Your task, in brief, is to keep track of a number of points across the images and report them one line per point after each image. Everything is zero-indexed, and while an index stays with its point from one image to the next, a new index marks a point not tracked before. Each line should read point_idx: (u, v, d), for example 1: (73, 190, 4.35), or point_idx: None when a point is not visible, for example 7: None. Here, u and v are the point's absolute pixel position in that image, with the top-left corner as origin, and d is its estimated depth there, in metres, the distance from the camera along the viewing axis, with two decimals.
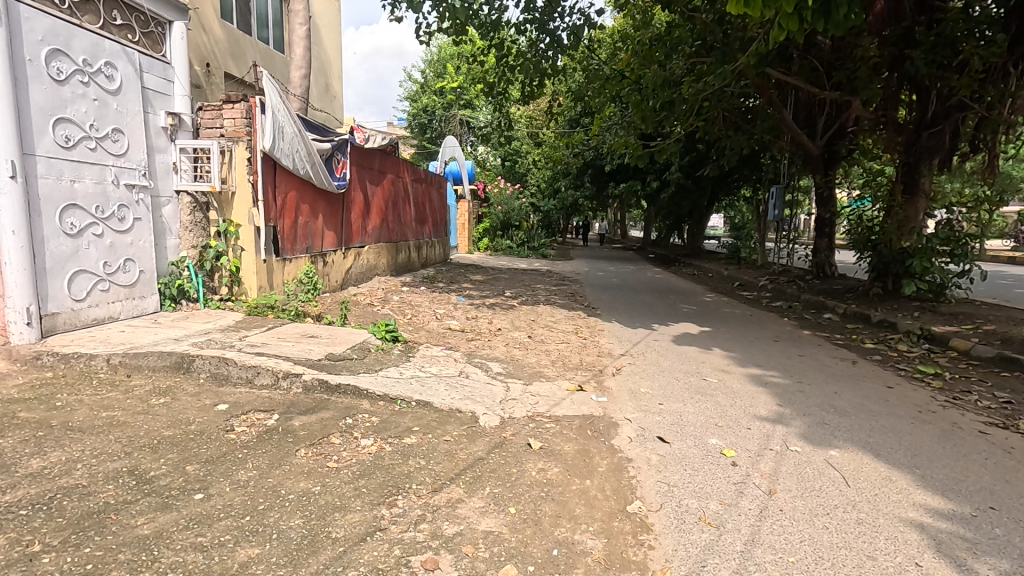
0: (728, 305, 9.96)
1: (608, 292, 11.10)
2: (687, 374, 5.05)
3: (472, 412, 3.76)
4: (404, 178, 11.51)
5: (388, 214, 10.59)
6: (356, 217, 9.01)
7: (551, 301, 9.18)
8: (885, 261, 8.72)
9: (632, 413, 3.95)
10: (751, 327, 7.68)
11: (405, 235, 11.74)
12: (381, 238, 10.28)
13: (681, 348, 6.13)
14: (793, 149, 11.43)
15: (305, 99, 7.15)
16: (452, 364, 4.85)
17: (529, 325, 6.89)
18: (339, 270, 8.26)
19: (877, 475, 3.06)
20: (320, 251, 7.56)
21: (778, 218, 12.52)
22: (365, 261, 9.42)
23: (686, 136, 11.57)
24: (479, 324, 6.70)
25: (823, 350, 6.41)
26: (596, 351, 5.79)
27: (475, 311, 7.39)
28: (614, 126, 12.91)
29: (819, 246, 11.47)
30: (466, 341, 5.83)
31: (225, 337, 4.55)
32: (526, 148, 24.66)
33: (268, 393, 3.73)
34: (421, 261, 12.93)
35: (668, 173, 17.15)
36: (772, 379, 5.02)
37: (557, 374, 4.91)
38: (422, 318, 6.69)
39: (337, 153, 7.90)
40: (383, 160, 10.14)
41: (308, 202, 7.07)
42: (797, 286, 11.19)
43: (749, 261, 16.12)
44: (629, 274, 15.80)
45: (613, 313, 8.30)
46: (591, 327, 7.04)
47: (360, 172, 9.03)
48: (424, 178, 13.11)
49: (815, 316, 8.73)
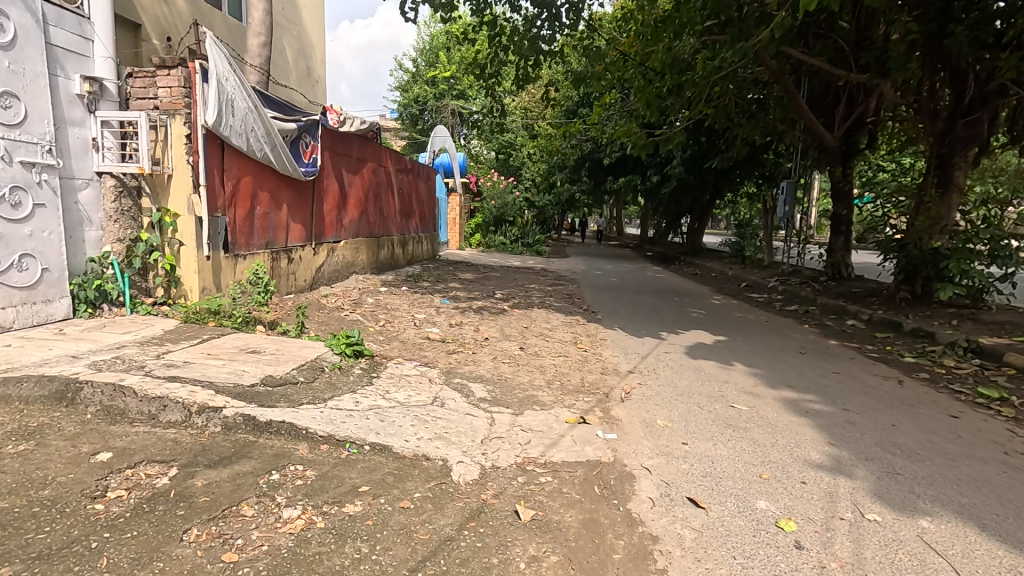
0: (739, 309, 9.10)
1: (608, 293, 10.24)
2: (711, 399, 4.19)
3: (443, 461, 2.87)
4: (388, 166, 10.61)
5: (368, 206, 9.69)
6: (329, 209, 8.10)
7: (546, 303, 8.29)
8: (915, 263, 7.88)
9: (650, 459, 3.08)
10: (770, 336, 6.84)
11: (388, 229, 10.84)
12: (360, 232, 9.39)
13: (696, 363, 5.27)
14: (808, 141, 10.60)
15: (265, 71, 6.22)
16: (425, 387, 3.96)
17: (521, 333, 6.02)
18: (308, 268, 7.36)
19: (1000, 567, 2.21)
20: (283, 246, 6.65)
21: (788, 215, 11.70)
22: (341, 258, 8.51)
23: (693, 124, 10.69)
24: (464, 333, 5.82)
25: (859, 366, 5.56)
26: (598, 367, 4.93)
27: (459, 317, 6.50)
28: (614, 115, 12.04)
29: (834, 245, 10.65)
30: (447, 355, 4.94)
31: (139, 354, 3.63)
32: (521, 141, 23.78)
33: (173, 433, 2.83)
34: (406, 257, 12.03)
35: (669, 167, 16.30)
36: (812, 405, 4.16)
37: (553, 399, 4.04)
38: (397, 326, 5.79)
39: (306, 135, 6.98)
40: (363, 147, 9.24)
41: (268, 190, 6.16)
42: (812, 288, 10.35)
43: (755, 260, 15.30)
44: (628, 272, 14.95)
45: (615, 318, 7.44)
46: (591, 336, 6.17)
47: (335, 159, 8.13)
48: (411, 168, 12.19)
49: (837, 324, 7.89)
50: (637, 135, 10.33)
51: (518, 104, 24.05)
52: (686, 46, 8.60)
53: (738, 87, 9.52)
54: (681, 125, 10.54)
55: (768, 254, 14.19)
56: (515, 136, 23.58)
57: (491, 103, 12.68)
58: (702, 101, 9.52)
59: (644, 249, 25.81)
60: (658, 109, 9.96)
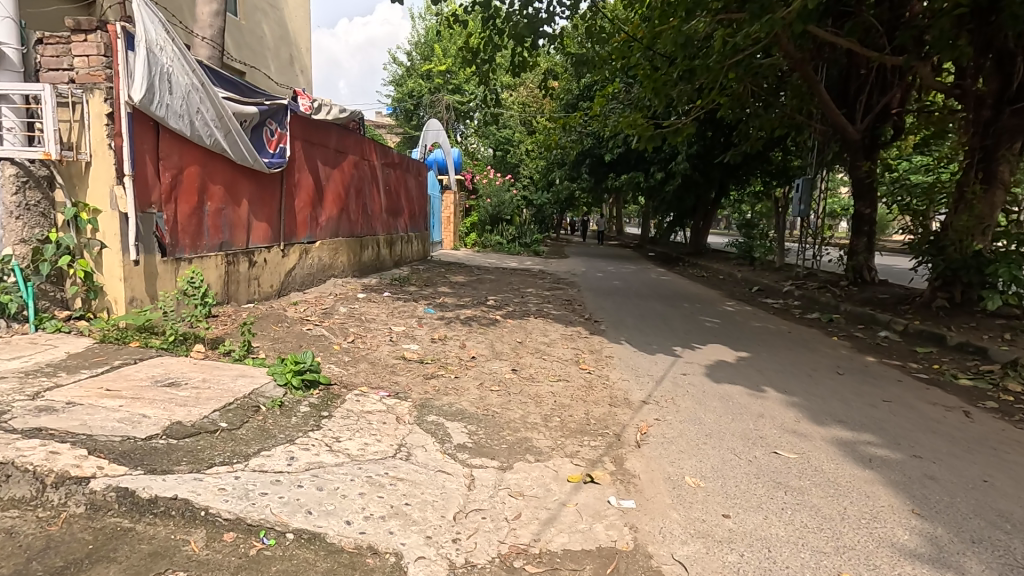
0: (756, 317, 8.27)
1: (611, 298, 9.40)
2: (747, 442, 3.37)
3: (396, 558, 2.03)
4: (373, 160, 9.78)
5: (349, 202, 8.85)
6: (302, 206, 7.25)
7: (544, 312, 7.44)
8: (955, 268, 7.07)
9: (683, 546, 2.26)
10: (798, 351, 6.02)
11: (372, 228, 9.99)
12: (340, 232, 8.56)
13: (722, 389, 4.44)
14: (827, 133, 9.77)
15: (219, 46, 5.37)
16: (388, 431, 3.11)
17: (514, 350, 5.17)
18: (274, 272, 6.53)
19: None
20: (243, 248, 5.81)
21: (804, 214, 10.89)
22: (317, 260, 7.70)
23: (703, 115, 9.85)
24: (447, 351, 4.97)
25: (912, 391, 4.73)
26: (606, 396, 4.09)
27: (443, 330, 5.65)
28: (618, 106, 11.21)
29: (856, 247, 9.83)
30: (422, 381, 4.09)
31: (11, 391, 2.79)
32: (519, 137, 22.95)
33: (12, 520, 2.00)
34: (393, 259, 11.20)
35: (674, 163, 15.49)
36: (874, 452, 3.34)
37: (551, 445, 3.20)
38: (369, 343, 4.93)
39: (271, 121, 6.14)
40: (343, 138, 8.41)
41: (221, 183, 5.31)
42: (832, 294, 9.53)
43: (763, 262, 14.49)
44: (630, 275, 14.11)
45: (621, 330, 6.61)
46: (595, 354, 5.33)
47: (309, 150, 7.30)
48: (398, 163, 11.35)
49: (868, 336, 7.06)
50: (643, 127, 9.50)
51: (516, 100, 23.20)
52: (700, 25, 7.75)
53: (754, 74, 8.71)
54: (690, 117, 9.72)
55: (779, 256, 13.36)
56: (512, 132, 22.72)
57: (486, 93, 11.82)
58: (714, 89, 8.71)
59: (645, 249, 24.96)
60: (666, 97, 9.11)
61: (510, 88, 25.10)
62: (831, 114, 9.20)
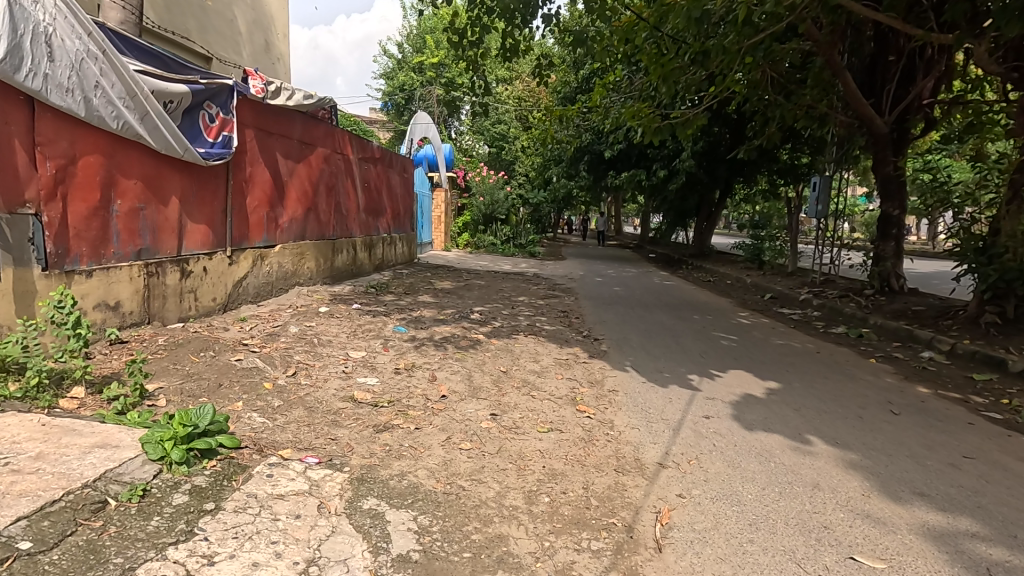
0: (777, 333, 7.33)
1: (611, 308, 8.44)
2: (810, 539, 2.41)
3: None
4: (348, 155, 8.83)
5: (317, 201, 7.87)
6: (256, 204, 6.27)
7: (536, 328, 6.47)
8: (1011, 279, 6.13)
9: None
10: (834, 379, 5.08)
11: (348, 230, 9.04)
12: (307, 233, 7.59)
13: (757, 442, 3.48)
14: (852, 125, 8.83)
15: (136, 9, 4.41)
16: (299, 535, 2.14)
17: (496, 385, 4.20)
18: (219, 283, 5.56)
19: None
20: (174, 256, 4.84)
21: (822, 215, 9.95)
22: (275, 267, 6.74)
23: (715, 104, 8.86)
24: (412, 387, 3.99)
25: (994, 438, 3.78)
26: (611, 457, 3.14)
27: (411, 356, 4.67)
28: (619, 97, 10.24)
29: (882, 252, 8.89)
30: (372, 439, 3.12)
31: None
32: (515, 133, 21.99)
33: None
34: (373, 263, 10.23)
35: (678, 160, 14.55)
36: (987, 552, 2.39)
37: (537, 552, 2.24)
38: (314, 378, 3.95)
39: (210, 103, 5.15)
40: (309, 128, 7.43)
41: (138, 177, 4.34)
42: (857, 304, 8.58)
43: (774, 266, 13.53)
44: (632, 279, 13.15)
45: (626, 352, 5.64)
46: (595, 388, 4.36)
47: (266, 141, 6.34)
48: (379, 158, 10.38)
49: (910, 357, 6.12)
50: (648, 119, 8.54)
51: (510, 94, 22.16)
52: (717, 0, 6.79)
53: (773, 60, 7.77)
54: (700, 108, 8.77)
55: (792, 260, 12.40)
56: (507, 128, 21.70)
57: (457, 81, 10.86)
58: (729, 76, 7.76)
59: (645, 250, 23.94)
60: (675, 84, 8.13)
61: (505, 82, 24.12)
62: (858, 104, 8.26)
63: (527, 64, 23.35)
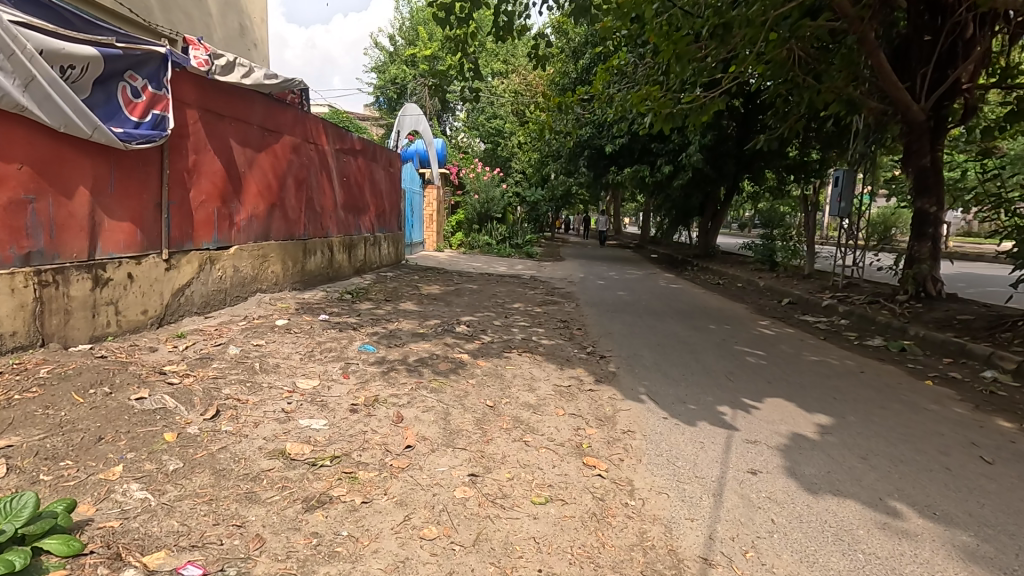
0: (805, 345, 6.43)
1: (617, 317, 7.52)
2: None
3: None
4: (322, 145, 7.91)
5: (284, 196, 6.94)
6: (204, 198, 5.34)
7: (532, 343, 5.54)
8: None
9: None
10: (895, 410, 4.17)
11: (322, 228, 8.11)
12: (271, 232, 6.66)
13: (828, 516, 2.57)
14: (885, 111, 7.93)
15: None
16: None
17: (478, 428, 3.27)
18: (152, 292, 4.64)
19: None
20: (84, 260, 3.93)
21: (846, 212, 9.08)
22: (230, 272, 5.81)
23: (732, 88, 7.93)
24: (368, 433, 3.07)
25: None
26: (633, 551, 2.23)
27: (375, 387, 3.75)
28: (624, 83, 9.32)
29: (918, 254, 8.00)
30: (294, 525, 2.20)
31: None
32: (511, 128, 21.09)
33: None
34: (353, 266, 9.30)
35: (684, 154, 13.65)
36: None
37: None
38: (240, 421, 3.02)
39: (134, 74, 4.24)
40: (272, 112, 6.51)
41: (23, 161, 3.44)
42: (891, 311, 7.69)
43: (788, 268, 12.63)
44: (636, 282, 12.27)
45: (639, 374, 4.71)
46: (604, 430, 3.45)
47: (215, 124, 5.41)
48: (361, 150, 9.47)
49: (971, 378, 5.22)
50: (659, 105, 7.62)
51: (507, 87, 21.21)
52: None
53: (802, 37, 6.86)
54: (716, 94, 7.85)
55: (808, 261, 11.51)
56: (503, 122, 20.77)
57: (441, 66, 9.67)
58: (751, 53, 6.84)
59: (647, 250, 23.01)
60: (690, 63, 7.19)
61: (502, 76, 23.20)
62: (893, 89, 7.39)
63: (524, 57, 22.45)
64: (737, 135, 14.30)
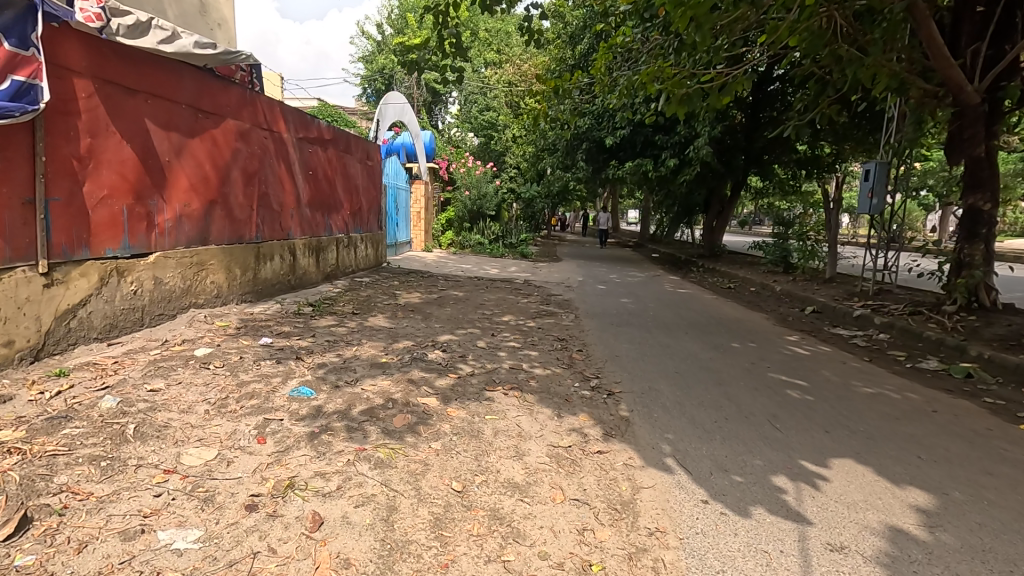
0: (851, 370, 5.36)
1: (623, 332, 6.43)
2: None
3: None
4: (279, 132, 6.79)
5: (228, 190, 5.82)
6: (106, 192, 4.22)
7: (521, 375, 4.44)
8: None
9: None
10: (1008, 478, 3.10)
11: (281, 229, 6.99)
12: (209, 234, 5.54)
13: None
14: (932, 93, 6.85)
15: None
16: None
17: (434, 538, 2.19)
18: (22, 316, 3.54)
19: None
20: None
21: (878, 208, 8.22)
22: (148, 285, 4.69)
23: (755, 65, 6.81)
24: (259, 561, 1.98)
25: None
26: None
27: (295, 462, 2.64)
28: (629, 64, 8.21)
29: (968, 258, 6.96)
30: None
31: None
32: (505, 120, 19.93)
33: None
34: (323, 271, 8.19)
35: (692, 147, 12.54)
36: None
37: None
38: (51, 544, 1.95)
39: None
40: (207, 89, 5.39)
41: None
42: (941, 325, 6.62)
43: (805, 271, 11.57)
44: (640, 286, 11.16)
45: (661, 424, 3.63)
46: (621, 532, 2.37)
47: (120, 100, 4.30)
48: (330, 140, 8.36)
49: None
50: (673, 86, 6.49)
51: (500, 77, 20.00)
52: None
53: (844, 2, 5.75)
54: (739, 73, 6.74)
55: (830, 264, 10.45)
56: (496, 114, 19.98)
57: (420, 45, 8.32)
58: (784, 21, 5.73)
59: (646, 249, 21.91)
60: (712, 34, 6.04)
61: (495, 65, 22.01)
62: (943, 68, 6.33)
63: (519, 46, 21.31)
64: (746, 125, 13.60)
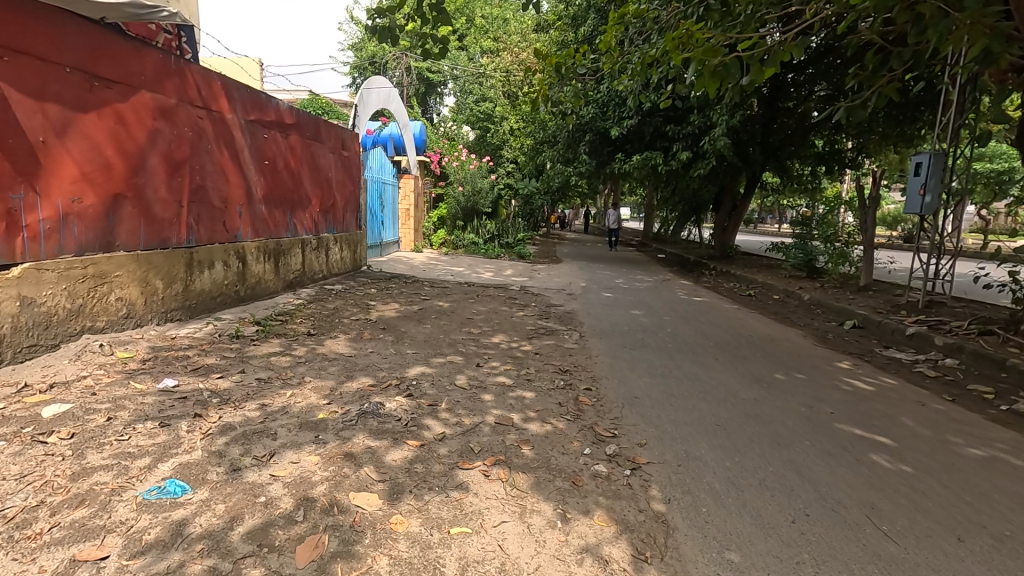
0: (938, 417, 4.15)
1: (640, 359, 5.21)
2: None
3: None
4: (220, 111, 5.56)
5: (143, 179, 4.60)
6: None
7: (511, 435, 3.23)
8: None
9: None
10: None
11: (225, 229, 5.77)
12: (115, 236, 4.33)
13: None
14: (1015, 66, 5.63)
15: None
16: None
17: None
18: None
19: None
20: None
21: (932, 208, 7.02)
22: (12, 308, 3.50)
23: (804, 30, 5.55)
24: None
25: None
26: None
27: None
28: (643, 37, 7.00)
29: None
30: None
31: None
32: (502, 111, 18.64)
33: None
34: (283, 279, 6.96)
35: (706, 137, 11.32)
36: None
37: None
38: None
39: None
40: (109, 50, 4.18)
41: None
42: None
43: (835, 277, 10.37)
44: (651, 294, 9.93)
45: (719, 531, 2.41)
46: None
47: None
48: (291, 125, 7.12)
49: None
50: (705, 53, 5.25)
51: (498, 65, 18.75)
52: None
53: None
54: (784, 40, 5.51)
55: (866, 270, 9.24)
56: (493, 105, 18.68)
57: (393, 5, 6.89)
58: None
59: (652, 250, 20.58)
60: None
61: (492, 54, 20.70)
62: None
63: (517, 33, 20.02)
64: (765, 115, 12.34)
